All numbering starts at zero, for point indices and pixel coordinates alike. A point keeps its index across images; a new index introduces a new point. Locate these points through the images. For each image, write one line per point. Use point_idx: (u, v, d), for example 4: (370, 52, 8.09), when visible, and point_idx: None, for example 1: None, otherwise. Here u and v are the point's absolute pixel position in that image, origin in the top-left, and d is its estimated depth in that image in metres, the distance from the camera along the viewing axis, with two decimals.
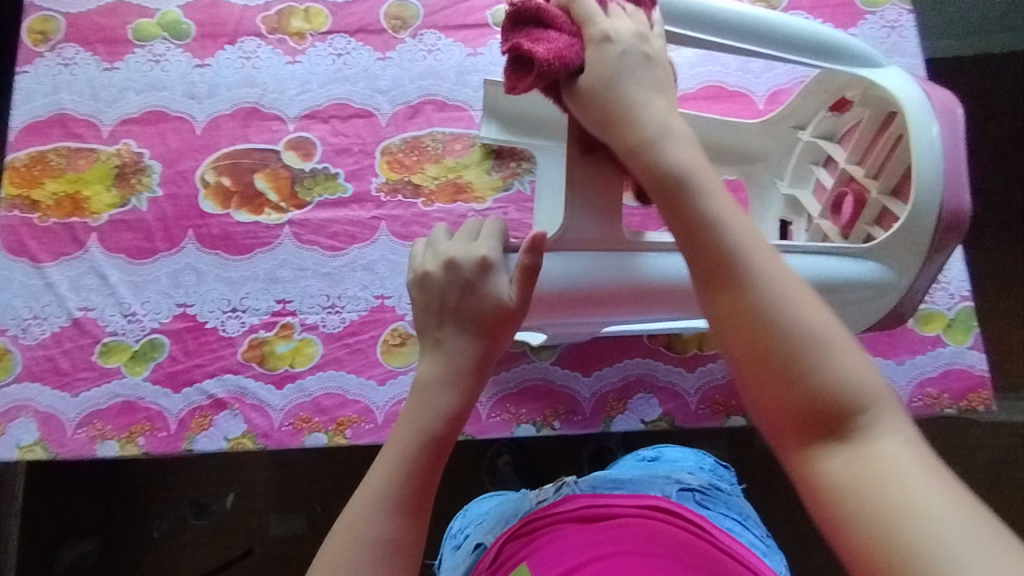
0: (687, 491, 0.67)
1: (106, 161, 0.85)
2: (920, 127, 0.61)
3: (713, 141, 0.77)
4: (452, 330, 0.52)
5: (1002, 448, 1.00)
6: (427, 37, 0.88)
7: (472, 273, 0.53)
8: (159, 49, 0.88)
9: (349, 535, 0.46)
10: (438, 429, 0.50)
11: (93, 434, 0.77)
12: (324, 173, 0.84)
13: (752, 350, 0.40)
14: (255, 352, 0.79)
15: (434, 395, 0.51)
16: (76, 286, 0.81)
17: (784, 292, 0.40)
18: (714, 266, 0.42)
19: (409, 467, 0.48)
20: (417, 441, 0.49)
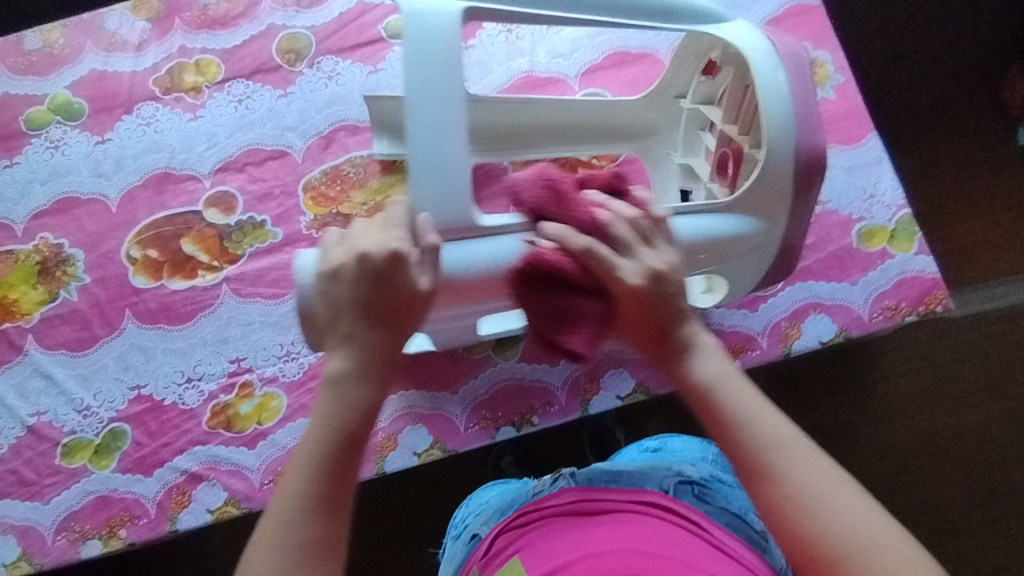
0: (685, 484, 0.66)
1: (27, 259, 0.82)
2: (763, 74, 0.61)
3: (600, 122, 0.78)
4: (365, 326, 0.48)
5: (977, 337, 1.01)
6: (325, 64, 0.87)
7: (385, 265, 0.48)
8: (55, 135, 0.85)
9: (269, 539, 0.44)
10: (351, 428, 0.47)
11: (74, 537, 0.75)
12: (250, 222, 0.82)
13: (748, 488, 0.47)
14: (220, 418, 0.77)
15: (347, 390, 0.47)
16: (24, 392, 0.78)
17: (768, 429, 0.48)
18: (712, 420, 0.49)
19: (323, 469, 0.46)
20: (325, 446, 0.46)
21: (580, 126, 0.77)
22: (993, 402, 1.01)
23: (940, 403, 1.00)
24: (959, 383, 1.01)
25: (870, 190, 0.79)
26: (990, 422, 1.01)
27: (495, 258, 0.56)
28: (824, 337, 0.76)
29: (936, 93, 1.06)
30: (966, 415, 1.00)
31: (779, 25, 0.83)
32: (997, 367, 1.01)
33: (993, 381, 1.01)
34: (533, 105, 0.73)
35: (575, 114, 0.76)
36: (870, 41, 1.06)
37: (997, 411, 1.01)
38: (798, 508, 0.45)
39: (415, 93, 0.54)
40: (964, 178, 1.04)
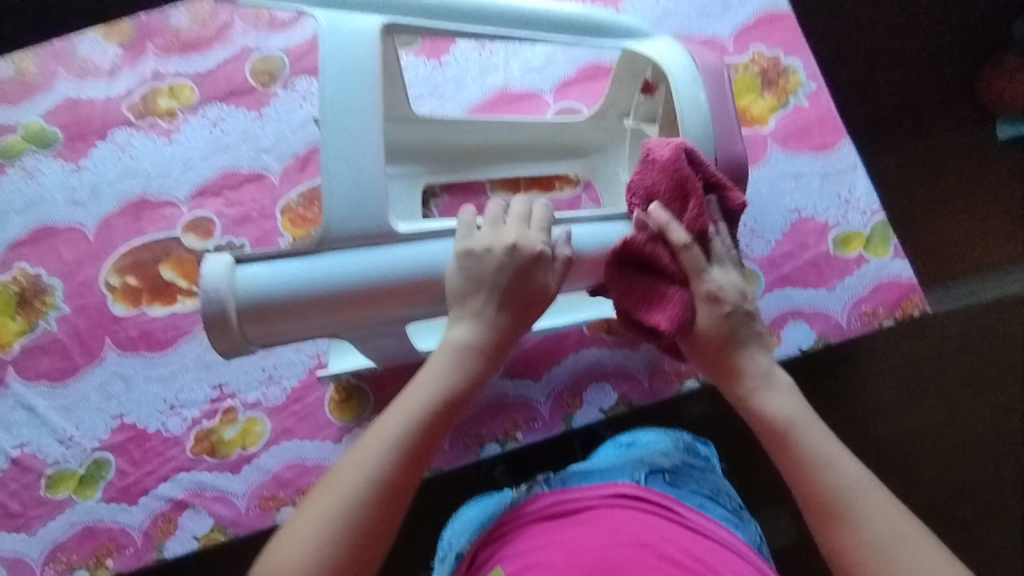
0: (656, 473, 0.68)
1: (4, 290, 0.82)
2: (682, 89, 0.62)
3: (551, 142, 0.79)
4: (493, 308, 0.56)
5: (960, 334, 1.02)
6: (300, 85, 0.87)
7: (529, 263, 0.56)
8: (29, 163, 0.85)
9: (334, 494, 0.50)
10: (440, 407, 0.54)
11: (60, 569, 0.74)
12: (229, 246, 0.82)
13: (808, 502, 0.55)
14: (203, 445, 0.77)
15: (444, 373, 0.55)
16: (6, 424, 0.78)
17: (803, 431, 0.56)
18: (773, 435, 0.57)
19: (396, 447, 0.52)
20: (410, 420, 0.53)
21: (529, 145, 0.79)
22: (977, 397, 1.01)
23: (925, 400, 1.00)
24: (944, 380, 1.01)
25: (845, 196, 0.79)
26: (974, 416, 1.01)
27: (408, 264, 0.55)
28: (803, 345, 0.76)
29: (911, 93, 1.07)
30: (951, 410, 1.01)
31: (751, 33, 0.83)
32: (980, 360, 1.02)
33: (977, 375, 1.02)
34: (478, 126, 0.76)
35: (522, 134, 0.78)
36: (845, 43, 1.07)
37: (981, 405, 1.01)
38: (840, 515, 0.53)
39: (327, 109, 0.54)
40: (940, 177, 1.05)
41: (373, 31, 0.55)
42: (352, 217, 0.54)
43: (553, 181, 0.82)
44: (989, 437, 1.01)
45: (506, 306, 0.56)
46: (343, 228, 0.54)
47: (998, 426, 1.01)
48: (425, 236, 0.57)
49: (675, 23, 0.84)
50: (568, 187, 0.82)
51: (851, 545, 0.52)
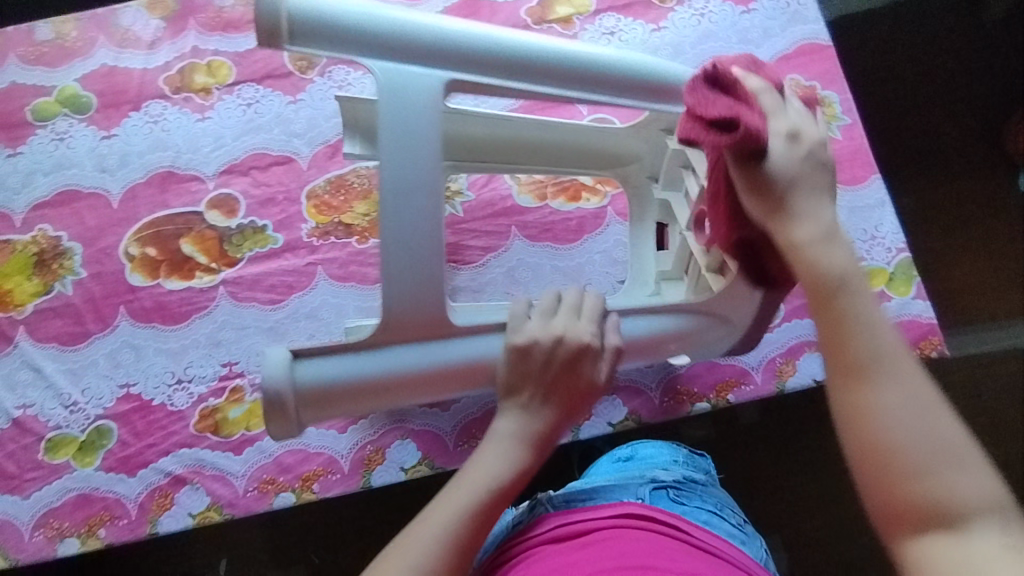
0: (661, 489, 0.67)
1: (24, 250, 0.82)
2: None
3: (591, 148, 0.74)
4: (540, 401, 0.58)
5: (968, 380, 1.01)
6: (336, 73, 0.87)
7: (580, 359, 0.58)
8: (61, 127, 0.85)
9: (398, 560, 0.51)
10: (501, 484, 0.55)
11: (51, 534, 0.74)
12: (252, 227, 0.82)
13: (832, 362, 0.48)
14: (207, 422, 0.76)
15: (502, 454, 0.56)
16: (11, 384, 0.78)
17: (855, 286, 0.49)
18: (820, 290, 0.49)
19: (461, 522, 0.52)
20: (473, 497, 0.54)
21: (565, 149, 0.73)
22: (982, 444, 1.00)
23: None
24: None
25: (871, 231, 0.79)
26: None
27: (467, 358, 0.57)
28: (818, 376, 0.76)
29: (940, 137, 1.07)
30: None
31: (789, 62, 0.84)
32: (985, 409, 1.01)
33: (982, 423, 1.01)
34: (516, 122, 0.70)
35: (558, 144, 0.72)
36: (879, 85, 1.07)
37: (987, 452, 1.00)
38: (871, 376, 0.46)
39: (387, 147, 0.52)
40: (962, 221, 1.05)
41: (433, 83, 0.53)
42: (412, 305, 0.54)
43: (579, 192, 0.84)
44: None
45: (554, 401, 0.58)
46: (402, 317, 0.53)
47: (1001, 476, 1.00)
48: (480, 329, 0.58)
49: (713, 46, 0.85)
50: (594, 199, 0.84)
51: (918, 502, 0.43)
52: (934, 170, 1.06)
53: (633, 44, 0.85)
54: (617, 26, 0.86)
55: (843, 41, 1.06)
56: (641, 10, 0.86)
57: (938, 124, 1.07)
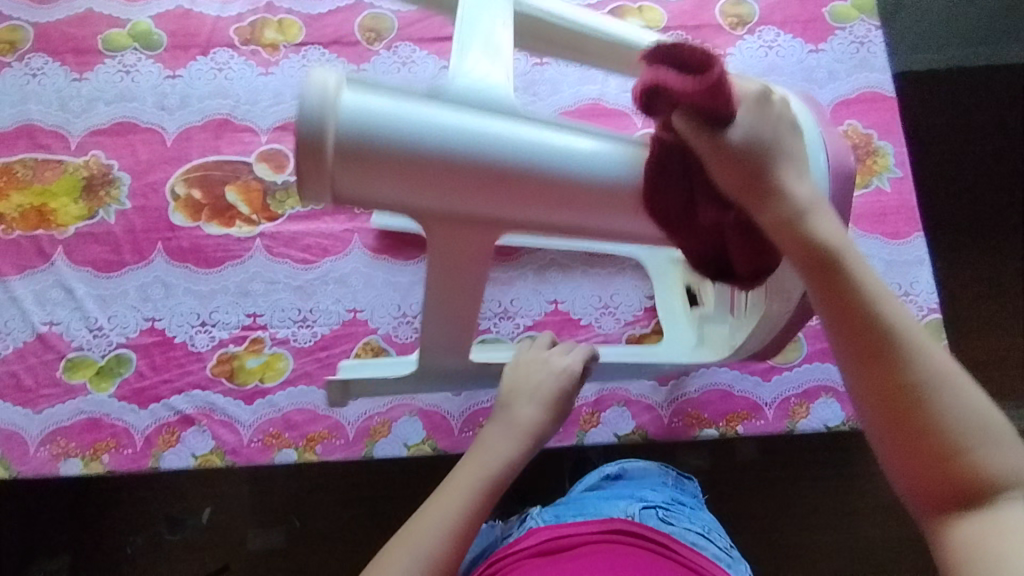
0: (649, 508, 0.66)
1: (74, 173, 0.83)
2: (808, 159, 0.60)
3: None
4: (530, 404, 0.65)
5: None
6: (402, 49, 0.88)
7: (561, 368, 0.67)
8: (129, 60, 0.87)
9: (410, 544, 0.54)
10: (498, 475, 0.60)
11: (56, 452, 0.75)
12: (296, 185, 0.83)
13: (849, 336, 0.48)
14: (224, 367, 0.77)
15: (500, 446, 0.62)
16: (42, 300, 0.79)
17: (851, 256, 0.49)
18: (817, 261, 0.49)
19: (462, 507, 0.57)
20: (470, 487, 0.58)
21: None
22: None
23: None
24: None
25: (906, 287, 0.79)
26: None
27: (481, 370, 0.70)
28: (831, 422, 0.75)
29: (989, 207, 1.06)
30: None
31: (850, 108, 0.84)
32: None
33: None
34: None
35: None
36: (936, 146, 1.07)
37: None
38: (890, 347, 0.47)
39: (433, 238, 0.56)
40: (999, 295, 1.03)
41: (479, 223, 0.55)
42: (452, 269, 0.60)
43: None
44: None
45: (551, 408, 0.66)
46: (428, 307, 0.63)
47: None
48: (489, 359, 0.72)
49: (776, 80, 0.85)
50: None
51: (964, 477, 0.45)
52: (975, 238, 1.05)
53: None
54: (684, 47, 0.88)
55: (911, 96, 1.06)
56: (710, 33, 0.87)
57: (987, 192, 1.06)
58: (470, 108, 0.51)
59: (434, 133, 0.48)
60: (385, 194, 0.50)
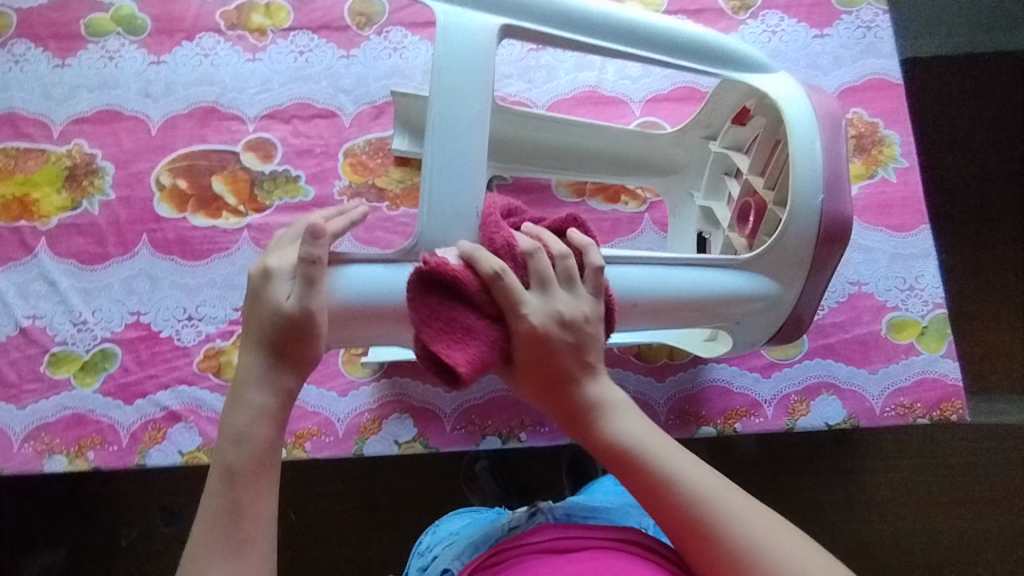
0: (662, 521, 0.64)
1: (57, 162, 0.81)
2: (801, 144, 0.60)
3: (630, 155, 0.78)
4: (252, 352, 0.52)
5: (988, 448, 0.97)
6: (393, 34, 0.85)
7: (259, 284, 0.52)
8: (112, 46, 0.85)
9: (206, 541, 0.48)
10: (262, 437, 0.50)
11: (41, 448, 0.73)
12: (285, 175, 0.81)
13: (667, 521, 0.49)
14: (211, 362, 0.76)
15: (254, 396, 0.51)
16: (25, 292, 0.77)
17: (657, 450, 0.50)
18: (618, 459, 0.51)
19: (242, 473, 0.49)
20: (231, 458, 0.50)
21: (605, 157, 0.78)
22: (990, 517, 0.96)
23: (935, 507, 0.95)
24: (960, 491, 0.96)
25: (911, 281, 0.77)
26: (980, 537, 0.96)
27: None
28: (832, 420, 0.74)
29: (997, 197, 1.02)
30: (957, 525, 0.95)
31: (855, 95, 0.81)
32: (997, 483, 0.96)
33: (989, 497, 0.96)
34: (563, 127, 0.76)
35: (610, 142, 0.77)
36: (943, 134, 1.03)
37: (993, 527, 0.96)
38: (706, 534, 0.47)
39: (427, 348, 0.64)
40: (1005, 288, 1.01)
41: None
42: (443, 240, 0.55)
43: (618, 194, 0.82)
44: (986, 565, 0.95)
45: (285, 358, 0.52)
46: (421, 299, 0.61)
47: (1005, 553, 0.95)
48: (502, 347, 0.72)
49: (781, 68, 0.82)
50: (632, 204, 0.82)
51: None
52: (984, 229, 1.02)
53: None
54: None
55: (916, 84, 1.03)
56: (711, 17, 0.84)
57: (999, 181, 1.02)
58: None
59: None
60: (390, 338, 0.57)
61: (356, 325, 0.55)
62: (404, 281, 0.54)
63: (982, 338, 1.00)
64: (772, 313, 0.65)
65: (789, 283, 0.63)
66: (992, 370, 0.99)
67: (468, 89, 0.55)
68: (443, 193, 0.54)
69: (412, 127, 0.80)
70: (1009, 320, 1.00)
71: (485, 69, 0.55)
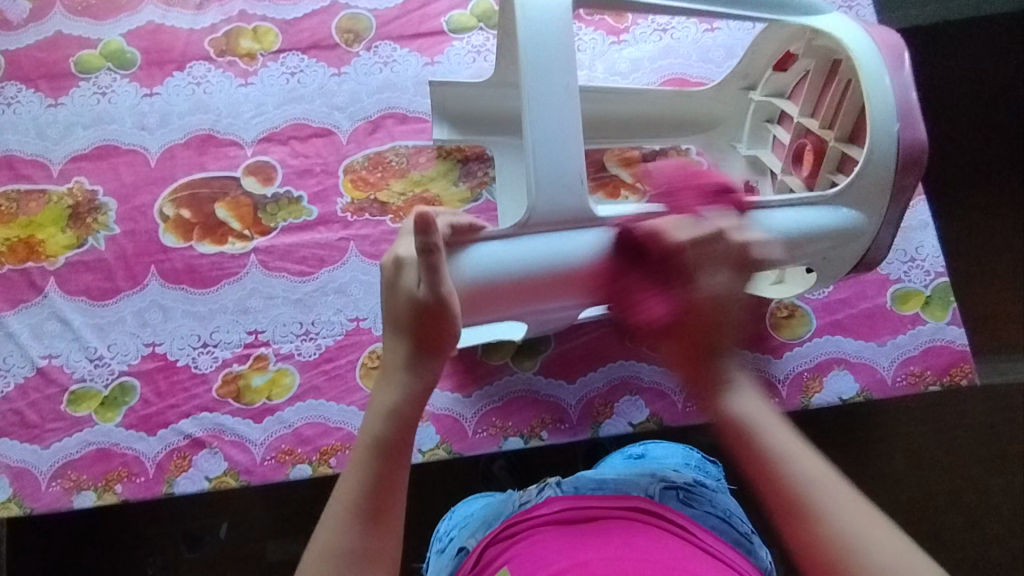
0: (671, 489, 0.63)
1: (59, 201, 0.82)
2: (869, 72, 0.63)
3: (673, 114, 0.81)
4: (391, 337, 0.54)
5: (995, 408, 0.98)
6: (382, 49, 0.86)
7: (392, 273, 0.55)
8: (104, 81, 0.85)
9: (343, 509, 0.47)
10: (403, 412, 0.51)
11: (68, 486, 0.74)
12: (287, 197, 0.82)
13: (768, 497, 0.46)
14: (230, 388, 0.76)
15: (396, 377, 0.53)
16: (38, 333, 0.78)
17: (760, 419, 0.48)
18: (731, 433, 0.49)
19: (379, 451, 0.49)
20: (375, 437, 0.50)
21: (645, 121, 0.81)
22: (1002, 477, 0.97)
23: (948, 471, 0.97)
24: (972, 453, 0.98)
25: (911, 253, 0.79)
26: (994, 497, 0.97)
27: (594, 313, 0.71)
28: (844, 394, 0.75)
29: (988, 162, 1.04)
30: (971, 487, 0.97)
31: None
32: (1006, 443, 0.98)
33: (1000, 456, 0.98)
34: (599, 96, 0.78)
35: (654, 106, 0.80)
36: (932, 102, 1.04)
37: (1006, 486, 0.97)
38: (812, 505, 0.44)
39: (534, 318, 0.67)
40: (1001, 250, 1.02)
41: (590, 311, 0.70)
42: (556, 206, 0.57)
43: (618, 189, 0.82)
44: (1001, 525, 0.97)
45: (422, 340, 0.53)
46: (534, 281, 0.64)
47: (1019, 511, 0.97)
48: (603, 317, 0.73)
49: None
50: (633, 198, 0.82)
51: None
52: (977, 194, 1.03)
53: (684, 42, 0.86)
54: (669, 23, 0.86)
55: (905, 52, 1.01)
56: None
57: (988, 146, 1.04)
58: (560, 230, 0.58)
59: (550, 260, 0.58)
60: (521, 306, 0.60)
61: (488, 301, 0.58)
62: (525, 252, 0.57)
63: (980, 304, 1.01)
64: (853, 245, 0.66)
65: (872, 214, 0.65)
66: (995, 334, 1.00)
67: (554, 64, 0.57)
68: (547, 164, 0.56)
69: (451, 114, 0.81)
70: (1007, 282, 1.02)
71: (566, 43, 0.58)
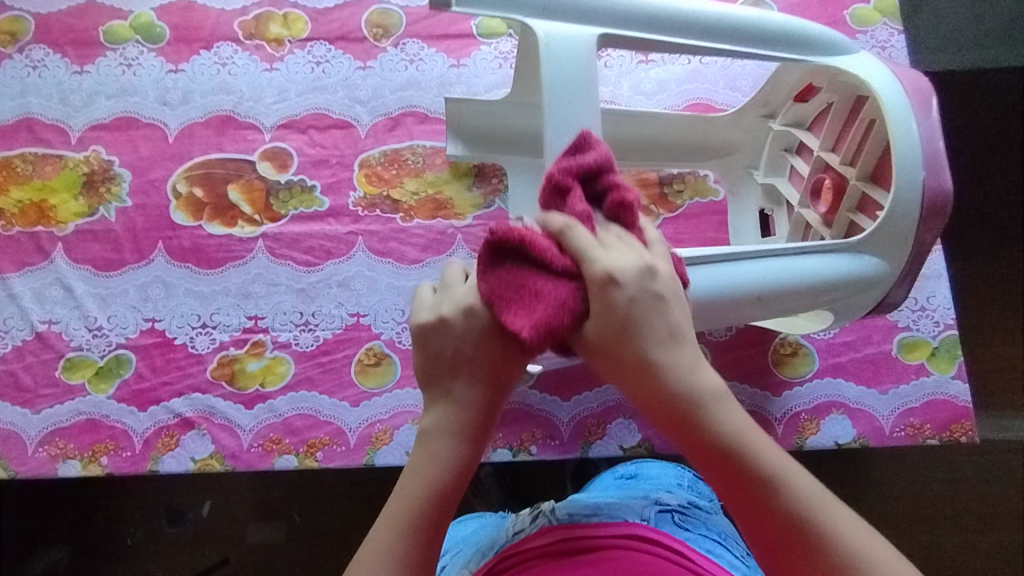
0: (665, 512, 0.62)
1: (75, 168, 0.82)
2: (897, 118, 0.61)
3: (691, 141, 0.80)
4: (464, 380, 0.46)
5: (991, 463, 0.97)
6: (410, 46, 0.86)
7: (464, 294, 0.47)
8: (131, 53, 0.85)
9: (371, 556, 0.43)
10: (460, 455, 0.46)
11: (54, 453, 0.74)
12: (300, 185, 0.82)
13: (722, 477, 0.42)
14: (224, 370, 0.76)
15: (459, 395, 0.46)
16: (40, 297, 0.78)
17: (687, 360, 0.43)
18: (712, 455, 0.42)
19: (423, 507, 0.44)
20: (421, 487, 0.45)
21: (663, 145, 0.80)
22: (989, 532, 0.96)
23: (936, 521, 0.96)
24: (963, 506, 0.96)
25: (922, 302, 0.78)
26: (981, 553, 0.95)
27: None
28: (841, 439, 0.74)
29: (1009, 215, 1.02)
30: (959, 540, 0.95)
31: None
32: (998, 499, 0.96)
33: (991, 512, 0.96)
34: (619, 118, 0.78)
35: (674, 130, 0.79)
36: (956, 150, 1.03)
37: (994, 542, 0.96)
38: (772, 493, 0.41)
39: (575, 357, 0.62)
40: (1012, 306, 1.01)
41: None
42: None
43: None
44: None
45: (482, 382, 0.46)
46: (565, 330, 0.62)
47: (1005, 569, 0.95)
48: None
49: None
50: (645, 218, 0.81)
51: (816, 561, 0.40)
52: (993, 246, 1.02)
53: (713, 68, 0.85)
54: None
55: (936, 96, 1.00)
56: None
57: (1011, 200, 1.02)
58: None
59: None
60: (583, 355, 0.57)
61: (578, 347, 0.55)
62: None
63: (987, 359, 1.00)
64: (870, 290, 0.65)
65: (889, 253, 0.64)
66: (999, 389, 0.99)
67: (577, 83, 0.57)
68: None
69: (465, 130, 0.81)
70: (1015, 338, 1.00)
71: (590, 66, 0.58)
